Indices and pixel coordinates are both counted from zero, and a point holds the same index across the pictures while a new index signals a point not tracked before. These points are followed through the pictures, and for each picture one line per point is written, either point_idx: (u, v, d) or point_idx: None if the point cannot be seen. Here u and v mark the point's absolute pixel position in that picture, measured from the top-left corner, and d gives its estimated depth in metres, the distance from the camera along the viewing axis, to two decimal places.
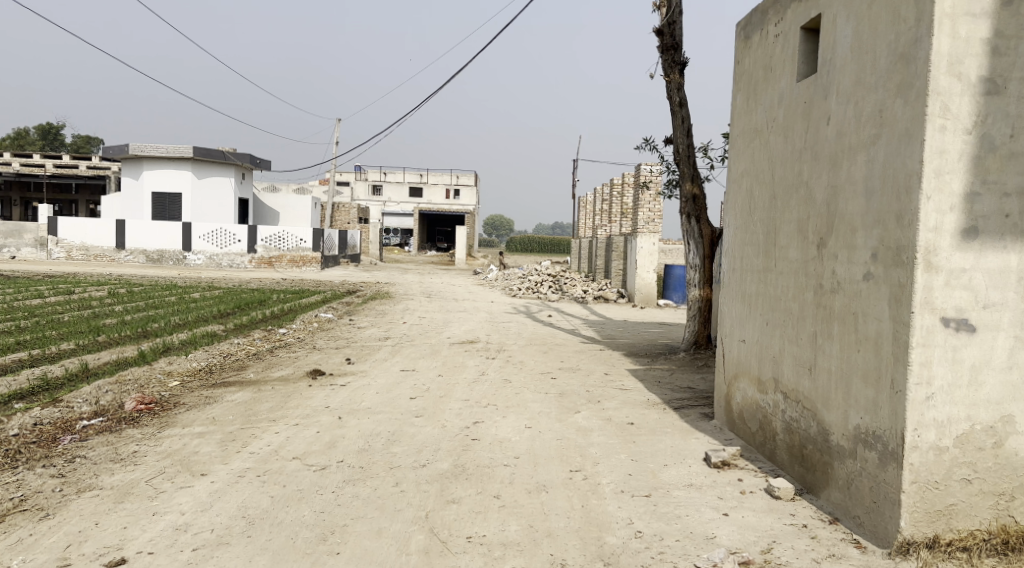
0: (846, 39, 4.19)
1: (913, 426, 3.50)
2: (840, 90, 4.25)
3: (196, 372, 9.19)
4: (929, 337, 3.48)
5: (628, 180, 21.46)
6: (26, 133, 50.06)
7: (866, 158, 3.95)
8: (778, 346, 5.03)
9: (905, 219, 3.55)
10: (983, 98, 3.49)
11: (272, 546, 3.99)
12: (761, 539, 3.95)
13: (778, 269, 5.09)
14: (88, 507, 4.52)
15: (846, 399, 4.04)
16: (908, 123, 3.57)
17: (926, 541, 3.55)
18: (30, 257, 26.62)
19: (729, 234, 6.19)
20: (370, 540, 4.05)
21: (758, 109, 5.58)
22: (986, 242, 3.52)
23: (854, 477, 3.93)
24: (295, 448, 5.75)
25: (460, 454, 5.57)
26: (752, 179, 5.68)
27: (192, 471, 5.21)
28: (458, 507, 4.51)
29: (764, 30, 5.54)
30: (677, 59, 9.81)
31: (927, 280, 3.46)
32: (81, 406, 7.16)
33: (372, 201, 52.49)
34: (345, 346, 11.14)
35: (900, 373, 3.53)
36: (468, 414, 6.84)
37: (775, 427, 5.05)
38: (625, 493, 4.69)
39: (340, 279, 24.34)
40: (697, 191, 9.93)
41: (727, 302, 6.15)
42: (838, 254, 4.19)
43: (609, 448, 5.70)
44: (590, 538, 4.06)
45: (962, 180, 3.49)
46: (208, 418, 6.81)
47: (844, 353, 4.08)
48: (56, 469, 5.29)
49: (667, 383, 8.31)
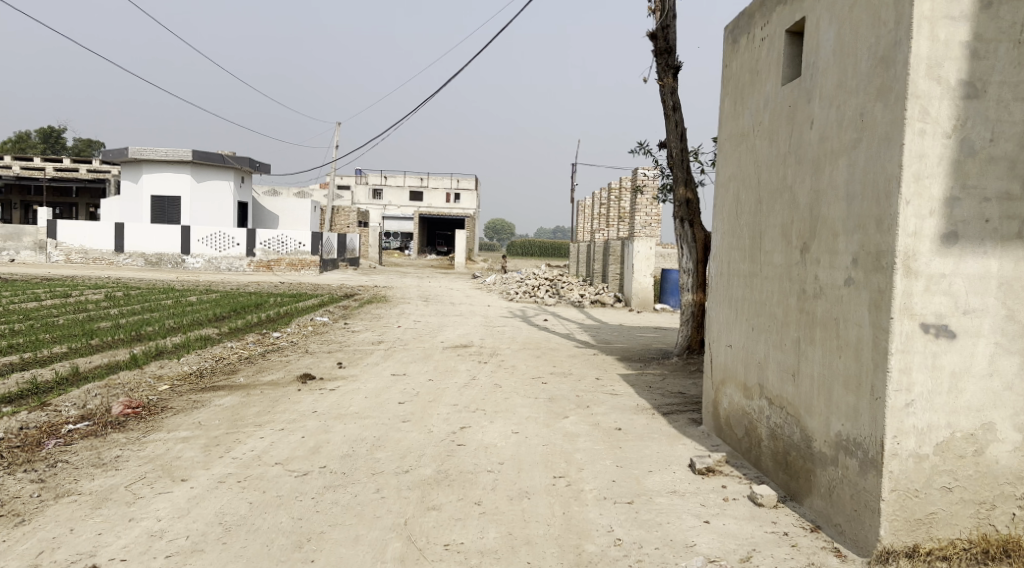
0: (829, 42, 4.15)
1: (892, 433, 3.46)
2: (823, 94, 4.21)
3: (186, 376, 9.14)
4: (908, 343, 3.44)
5: (625, 185, 21.49)
6: (26, 136, 50.07)
7: (847, 162, 3.91)
8: (762, 352, 4.99)
9: (884, 224, 3.52)
10: (962, 102, 3.45)
11: (247, 553, 3.95)
12: (741, 547, 3.90)
13: (764, 274, 5.04)
14: (65, 513, 4.48)
15: (828, 405, 3.99)
16: (887, 126, 3.53)
17: (906, 550, 3.50)
18: (28, 260, 26.61)
19: (716, 237, 6.14)
20: (346, 547, 4.02)
21: (744, 112, 5.55)
22: (966, 248, 3.48)
23: (836, 484, 3.89)
24: (278, 453, 5.71)
25: (444, 460, 5.53)
26: (739, 184, 5.64)
27: (173, 476, 5.16)
28: (437, 514, 4.47)
29: (750, 33, 5.50)
30: (671, 64, 9.76)
31: (906, 285, 3.42)
32: (68, 411, 7.12)
33: (372, 205, 52.57)
34: (338, 351, 11.10)
35: (880, 379, 3.49)
36: (456, 419, 6.78)
37: (760, 434, 5.01)
38: (608, 500, 4.65)
39: (338, 283, 24.31)
40: (690, 195, 9.89)
41: (715, 307, 6.10)
42: (821, 259, 4.15)
43: (595, 454, 5.66)
44: (569, 545, 4.02)
45: (942, 185, 3.45)
46: (194, 423, 6.77)
47: (826, 358, 4.04)
48: (36, 474, 5.25)
49: (658, 388, 8.26)
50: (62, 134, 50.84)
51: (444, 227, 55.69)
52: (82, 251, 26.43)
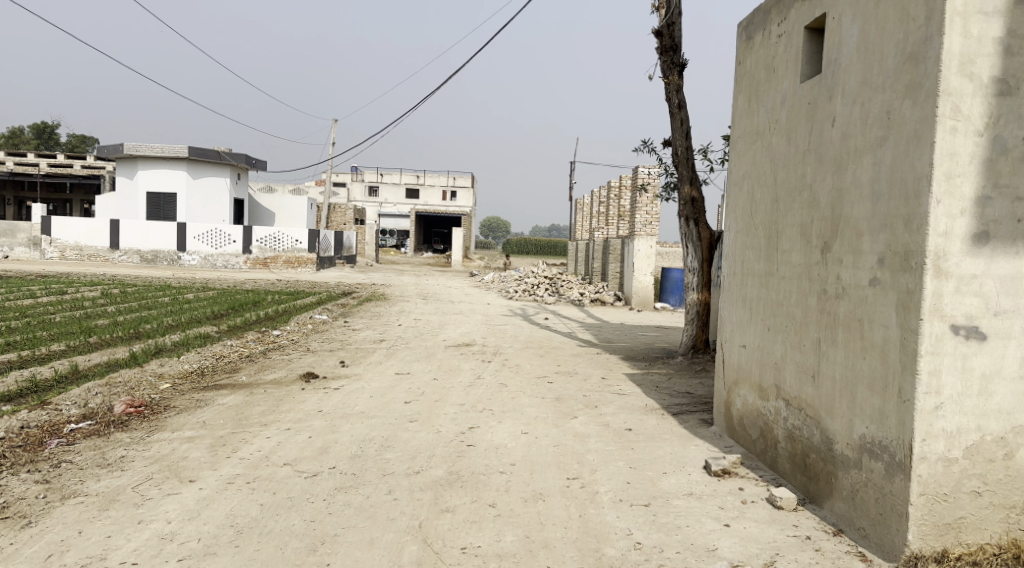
0: (852, 39, 4.09)
1: (921, 436, 3.40)
2: (845, 91, 4.15)
3: (188, 374, 9.07)
4: (938, 345, 3.39)
5: (624, 183, 21.42)
6: (19, 132, 49.71)
7: (872, 161, 3.85)
8: (779, 353, 4.94)
9: (913, 223, 3.46)
10: (995, 100, 3.40)
11: (261, 556, 3.87)
12: (763, 551, 3.85)
13: (781, 273, 4.97)
14: (72, 514, 4.39)
15: (851, 407, 3.94)
16: (917, 124, 3.47)
17: (935, 555, 3.45)
18: (23, 257, 26.46)
19: (729, 236, 6.07)
20: (361, 551, 3.94)
21: (759, 110, 5.48)
22: (997, 249, 3.43)
23: (859, 487, 3.83)
24: (286, 454, 5.62)
25: (455, 461, 5.46)
26: (754, 182, 5.57)
27: (180, 477, 5.07)
28: (452, 516, 4.40)
29: (766, 30, 5.44)
30: (676, 61, 9.70)
31: (936, 286, 3.36)
32: (69, 410, 7.01)
33: (368, 202, 52.47)
34: (340, 349, 11.00)
35: (908, 382, 3.44)
36: (464, 419, 6.70)
37: (776, 435, 4.95)
38: (624, 502, 4.58)
39: (335, 280, 24.18)
40: (696, 193, 9.80)
41: (728, 306, 6.03)
42: (843, 259, 4.09)
43: (607, 455, 5.59)
44: (588, 549, 3.95)
45: (973, 184, 3.39)
46: (198, 422, 6.68)
47: (849, 359, 3.98)
48: (41, 475, 5.16)
49: (665, 388, 8.19)
50: (55, 130, 50.48)
51: (441, 225, 55.58)
52: (77, 247, 26.24)
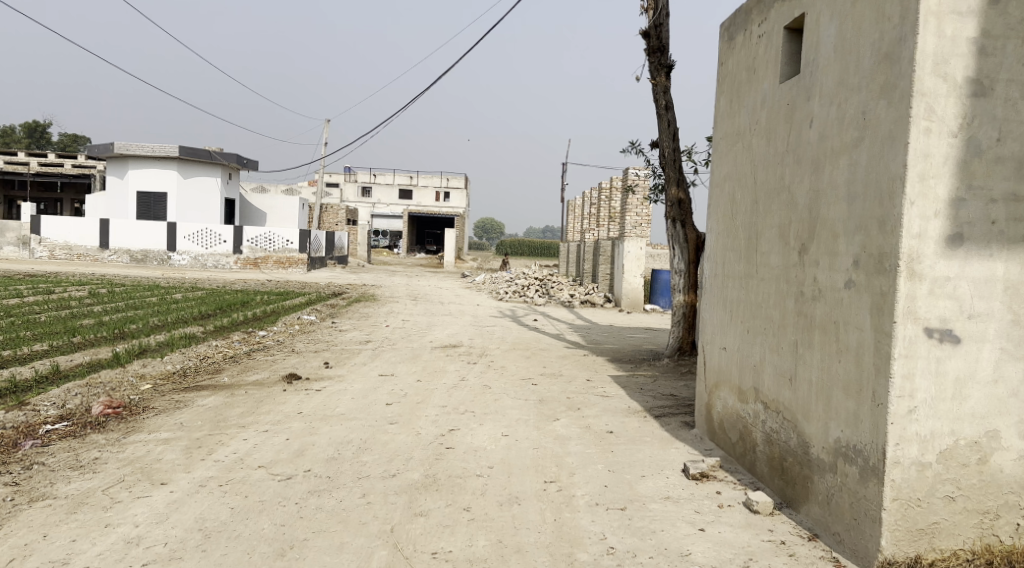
0: (829, 39, 4.05)
1: (894, 441, 3.36)
2: (823, 92, 4.11)
3: (169, 375, 8.96)
4: (912, 348, 3.35)
5: (615, 184, 21.35)
6: (11, 130, 49.41)
7: (848, 162, 3.81)
8: (758, 355, 4.90)
9: (887, 225, 3.42)
10: (969, 100, 3.37)
11: (227, 561, 3.81)
12: (737, 556, 3.80)
13: (760, 276, 4.93)
14: (39, 518, 4.32)
15: (827, 411, 3.89)
16: (891, 125, 3.44)
17: (907, 561, 3.42)
18: (11, 256, 26.24)
19: (711, 238, 6.03)
20: (330, 556, 3.88)
21: (741, 112, 5.44)
22: (971, 251, 3.39)
23: (834, 492, 3.79)
24: (261, 456, 5.55)
25: (433, 464, 5.39)
26: (735, 184, 5.52)
27: (152, 480, 5.00)
28: (425, 520, 4.34)
29: (747, 31, 5.40)
30: (664, 62, 9.66)
31: (910, 289, 3.33)
32: (46, 411, 6.92)
33: (361, 202, 52.34)
34: (325, 350, 10.91)
35: (882, 386, 3.40)
36: (445, 421, 6.65)
37: (755, 439, 4.91)
38: (600, 506, 4.53)
39: (325, 280, 24.04)
40: (683, 196, 9.76)
41: (709, 308, 5.99)
42: (820, 261, 4.04)
43: (586, 458, 5.54)
44: (561, 555, 3.90)
45: (948, 186, 3.36)
46: (175, 424, 6.59)
47: (825, 362, 3.93)
48: (10, 477, 5.07)
49: (649, 390, 8.15)
50: (45, 129, 50.20)
51: (433, 226, 55.40)
52: (66, 247, 26.03)
